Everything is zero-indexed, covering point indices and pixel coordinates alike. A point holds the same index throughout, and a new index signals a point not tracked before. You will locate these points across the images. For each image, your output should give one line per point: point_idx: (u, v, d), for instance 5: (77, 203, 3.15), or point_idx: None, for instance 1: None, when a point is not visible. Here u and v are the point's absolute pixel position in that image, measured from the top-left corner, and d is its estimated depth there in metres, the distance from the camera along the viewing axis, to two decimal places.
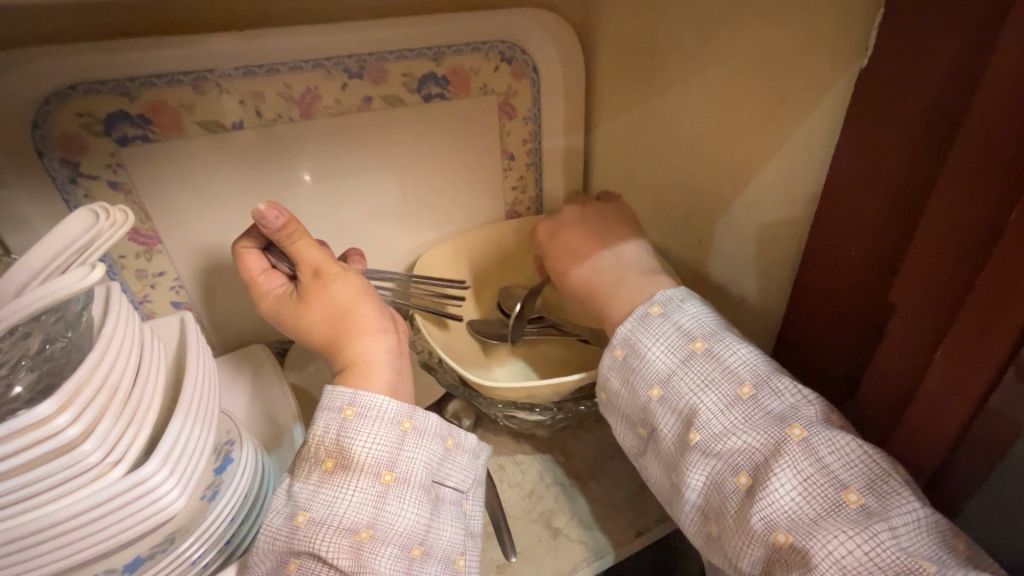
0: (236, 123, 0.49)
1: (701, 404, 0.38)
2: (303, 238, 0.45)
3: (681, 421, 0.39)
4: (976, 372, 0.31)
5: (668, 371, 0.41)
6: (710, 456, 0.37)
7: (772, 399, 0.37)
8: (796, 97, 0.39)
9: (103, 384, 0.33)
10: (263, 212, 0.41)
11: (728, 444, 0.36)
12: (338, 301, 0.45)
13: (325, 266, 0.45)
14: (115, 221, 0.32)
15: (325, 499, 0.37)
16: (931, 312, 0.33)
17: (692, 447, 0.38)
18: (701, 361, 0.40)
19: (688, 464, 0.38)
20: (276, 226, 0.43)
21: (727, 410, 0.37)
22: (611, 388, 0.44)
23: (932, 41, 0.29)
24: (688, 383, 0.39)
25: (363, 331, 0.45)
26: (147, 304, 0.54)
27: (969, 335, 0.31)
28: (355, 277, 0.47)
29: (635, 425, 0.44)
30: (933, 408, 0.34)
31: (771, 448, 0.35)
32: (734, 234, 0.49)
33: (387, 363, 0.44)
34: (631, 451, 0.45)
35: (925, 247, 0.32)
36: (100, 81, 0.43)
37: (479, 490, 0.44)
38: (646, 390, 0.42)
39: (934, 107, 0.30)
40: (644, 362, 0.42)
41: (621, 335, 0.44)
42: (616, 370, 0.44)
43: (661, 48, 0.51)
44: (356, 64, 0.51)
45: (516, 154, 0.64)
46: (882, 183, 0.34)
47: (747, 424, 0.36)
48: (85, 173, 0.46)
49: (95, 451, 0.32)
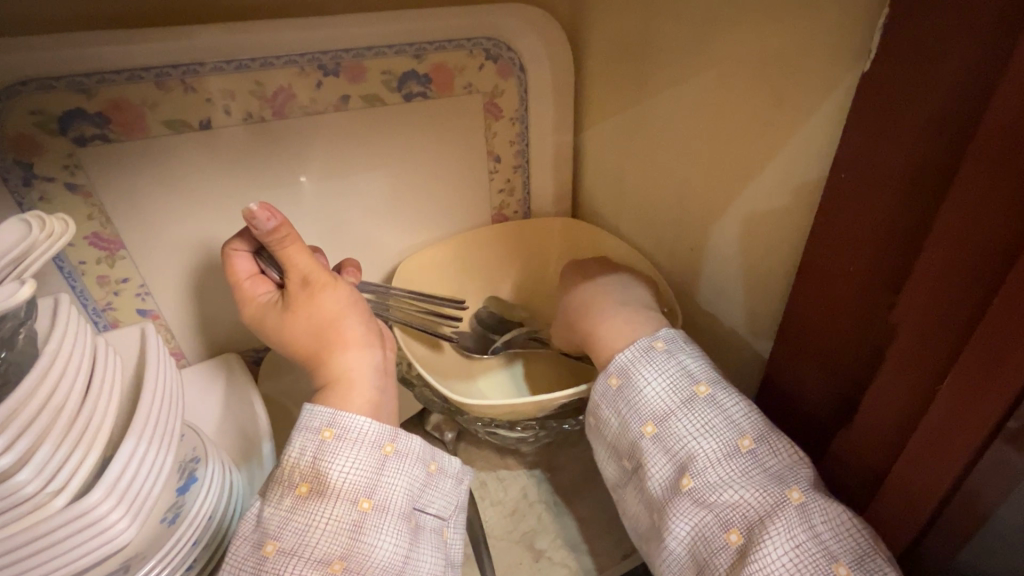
0: (203, 121, 0.46)
1: (698, 450, 0.37)
2: (295, 243, 0.42)
3: (672, 464, 0.38)
4: (986, 404, 0.28)
5: (666, 410, 0.39)
6: (701, 505, 0.35)
7: (771, 459, 0.36)
8: (793, 101, 0.37)
9: (43, 407, 0.30)
10: (253, 214, 0.39)
11: (722, 497, 0.35)
12: (326, 312, 0.42)
13: (315, 274, 0.43)
14: (52, 232, 0.30)
15: (297, 527, 0.35)
16: (935, 338, 0.30)
17: (684, 493, 0.36)
18: (702, 404, 0.38)
19: (677, 510, 0.36)
20: (266, 229, 0.40)
21: (725, 461, 0.36)
22: (600, 415, 0.43)
23: (933, 43, 0.27)
24: (686, 426, 0.38)
25: (348, 345, 0.42)
26: (111, 312, 0.51)
27: (976, 367, 0.28)
28: (345, 288, 0.44)
29: (620, 457, 0.42)
30: (937, 439, 0.31)
31: (768, 508, 0.33)
32: (728, 242, 0.47)
33: (371, 383, 0.41)
34: (611, 482, 0.44)
35: (928, 268, 0.29)
36: (54, 77, 0.41)
37: (460, 516, 0.42)
38: (638, 425, 0.40)
39: (935, 115, 0.28)
40: (641, 397, 0.40)
41: (619, 362, 0.42)
42: (608, 397, 0.42)
43: (652, 46, 0.48)
44: (332, 60, 0.49)
45: (502, 156, 0.62)
46: (882, 196, 0.32)
47: (744, 478, 0.35)
48: (40, 175, 0.43)
49: (32, 481, 0.29)
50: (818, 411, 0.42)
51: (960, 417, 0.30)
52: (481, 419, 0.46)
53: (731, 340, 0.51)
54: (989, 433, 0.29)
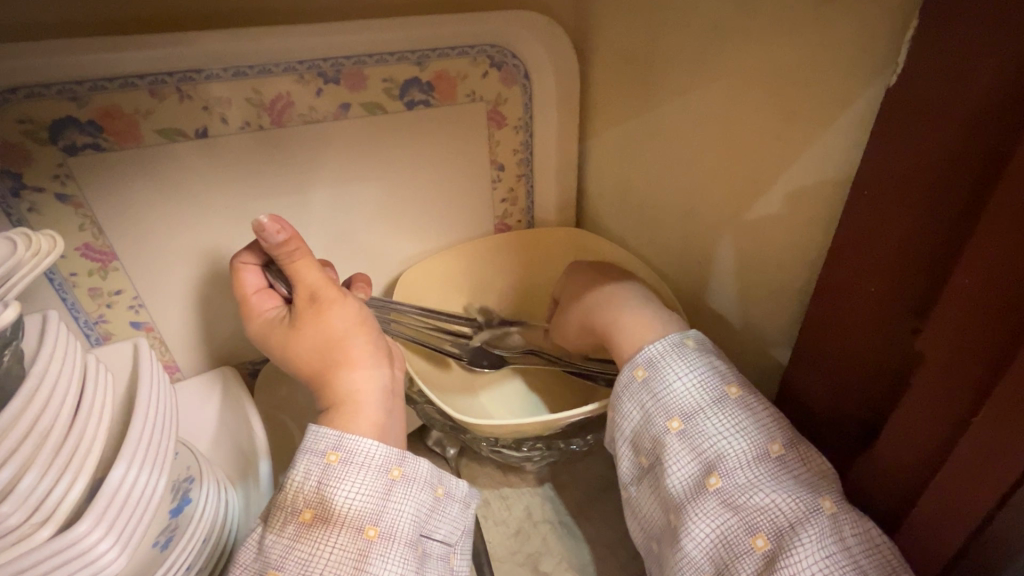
0: (199, 130, 0.45)
1: (728, 451, 0.36)
2: (306, 257, 0.41)
3: (697, 462, 0.36)
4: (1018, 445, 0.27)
5: (695, 407, 0.38)
6: (727, 507, 0.34)
7: (797, 468, 0.35)
8: (808, 115, 0.36)
9: (27, 434, 0.29)
10: (263, 226, 0.37)
11: (751, 501, 0.34)
12: (334, 331, 0.41)
13: (324, 290, 0.41)
14: (39, 250, 0.29)
15: (300, 557, 0.33)
16: (963, 370, 0.29)
17: (710, 492, 0.35)
18: (732, 405, 0.37)
19: (700, 510, 0.35)
20: (276, 242, 0.38)
21: (754, 464, 0.35)
22: (621, 408, 0.41)
23: (968, 61, 0.26)
24: (715, 424, 0.37)
25: (357, 366, 0.40)
26: (104, 325, 0.49)
27: (1006, 404, 0.27)
28: (355, 304, 0.42)
29: (638, 451, 0.41)
30: (963, 474, 0.30)
31: (799, 515, 0.32)
32: (738, 256, 0.46)
33: (377, 403, 0.40)
34: (624, 479, 0.42)
35: (959, 294, 0.28)
36: (44, 85, 0.39)
37: (466, 541, 0.41)
38: (664, 421, 0.38)
39: (967, 135, 0.27)
40: (669, 391, 0.39)
41: (649, 354, 0.41)
42: (633, 389, 0.41)
43: (660, 55, 0.47)
44: (332, 68, 0.48)
45: (505, 165, 0.61)
46: (908, 215, 0.31)
47: (775, 483, 0.34)
48: (29, 185, 0.42)
49: (15, 512, 0.28)
50: (832, 432, 0.41)
51: (986, 452, 0.28)
52: (487, 438, 0.45)
53: (741, 356, 0.50)
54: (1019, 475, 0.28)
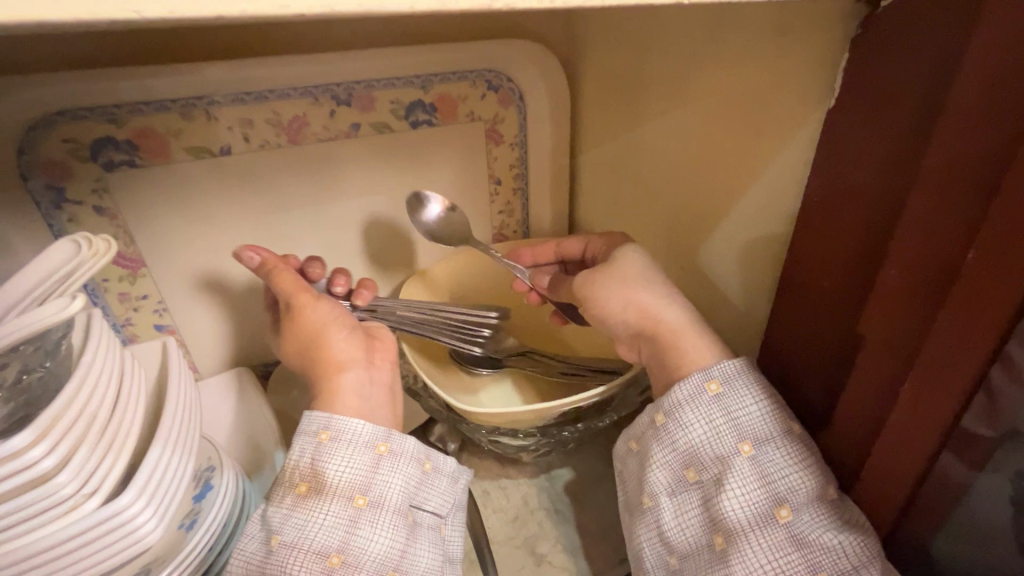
0: (223, 148, 0.49)
1: (799, 487, 0.37)
2: (279, 267, 0.47)
3: (767, 491, 0.37)
4: (940, 409, 0.31)
5: (767, 436, 0.39)
6: (794, 542, 0.35)
7: (846, 509, 0.37)
8: (767, 134, 0.41)
9: (79, 414, 0.32)
10: (238, 253, 0.47)
11: (819, 540, 0.35)
12: (305, 329, 0.45)
13: (293, 292, 0.46)
14: (97, 251, 0.33)
15: (297, 523, 0.37)
16: (895, 350, 0.33)
17: (780, 525, 0.36)
18: (797, 439, 0.39)
19: (764, 540, 0.35)
20: (253, 263, 0.48)
21: (817, 502, 0.37)
22: (683, 417, 0.40)
23: (893, 87, 0.31)
24: (785, 457, 0.38)
25: (330, 362, 0.44)
26: (130, 328, 0.53)
27: (925, 374, 0.31)
28: (325, 304, 0.46)
29: (688, 465, 0.40)
30: (900, 445, 0.34)
31: (861, 560, 0.34)
32: (713, 261, 0.50)
33: (356, 396, 0.43)
34: (656, 487, 0.41)
35: (888, 284, 0.32)
36: (87, 109, 0.44)
37: (458, 514, 0.44)
38: (736, 443, 0.38)
39: (893, 149, 0.31)
40: (743, 413, 0.39)
41: (725, 369, 0.40)
42: (701, 401, 0.40)
43: (642, 79, 0.52)
44: (344, 92, 0.52)
45: (502, 179, 0.65)
46: (849, 212, 0.35)
47: (836, 524, 0.36)
48: (70, 199, 0.46)
49: (70, 482, 0.31)
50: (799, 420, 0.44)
51: (919, 419, 0.32)
52: (484, 427, 0.49)
53: None
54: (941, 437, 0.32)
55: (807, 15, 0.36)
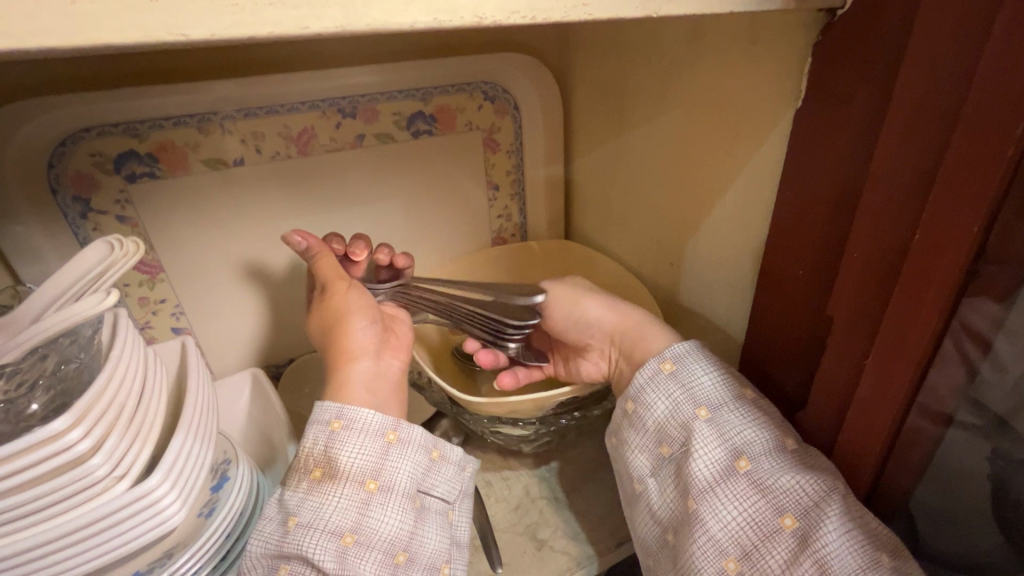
0: (236, 159, 0.53)
1: (754, 439, 0.39)
2: (326, 254, 0.52)
3: (726, 448, 0.39)
4: (902, 375, 0.34)
5: (721, 399, 0.41)
6: (757, 489, 0.37)
7: (807, 458, 0.39)
8: (742, 135, 0.44)
9: (111, 402, 0.34)
10: (289, 237, 0.51)
11: (778, 483, 0.37)
12: (331, 309, 0.50)
13: (334, 276, 0.52)
14: (127, 252, 0.35)
15: (313, 505, 0.39)
16: (862, 326, 0.36)
17: (741, 476, 0.38)
18: (750, 401, 0.41)
19: (732, 493, 0.37)
20: (302, 246, 0.52)
21: (776, 452, 0.39)
22: (646, 400, 0.44)
23: (848, 89, 0.34)
24: (739, 416, 0.40)
25: (346, 349, 0.47)
26: (149, 330, 0.56)
27: (888, 344, 0.34)
28: (354, 294, 0.52)
29: (660, 442, 0.43)
30: (870, 411, 0.37)
31: (820, 496, 0.36)
32: (699, 257, 0.53)
33: (361, 383, 0.46)
34: (641, 470, 0.44)
35: (852, 266, 0.35)
36: (112, 125, 0.47)
37: (465, 501, 0.46)
38: (693, 409, 0.41)
39: (853, 146, 0.34)
40: (698, 383, 0.42)
41: (676, 350, 0.44)
42: (659, 380, 0.43)
43: (629, 88, 0.55)
44: (349, 105, 0.56)
45: (500, 185, 0.68)
46: (819, 204, 0.37)
47: (796, 468, 0.38)
48: (94, 209, 0.49)
49: (102, 465, 0.33)
50: (782, 405, 0.47)
51: (884, 386, 0.36)
52: (486, 417, 0.51)
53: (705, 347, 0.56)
54: (904, 400, 0.35)
55: (775, 25, 0.39)
